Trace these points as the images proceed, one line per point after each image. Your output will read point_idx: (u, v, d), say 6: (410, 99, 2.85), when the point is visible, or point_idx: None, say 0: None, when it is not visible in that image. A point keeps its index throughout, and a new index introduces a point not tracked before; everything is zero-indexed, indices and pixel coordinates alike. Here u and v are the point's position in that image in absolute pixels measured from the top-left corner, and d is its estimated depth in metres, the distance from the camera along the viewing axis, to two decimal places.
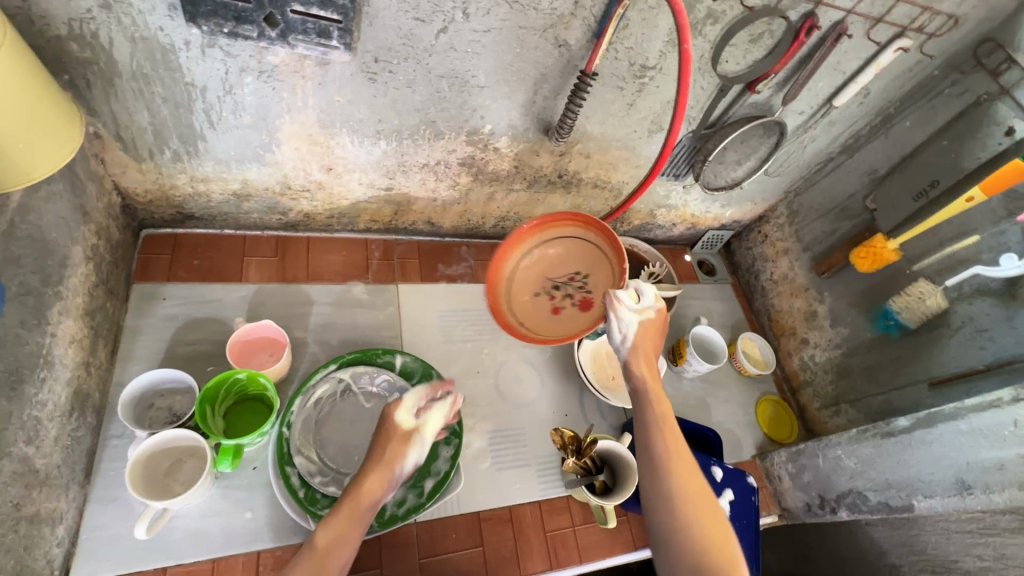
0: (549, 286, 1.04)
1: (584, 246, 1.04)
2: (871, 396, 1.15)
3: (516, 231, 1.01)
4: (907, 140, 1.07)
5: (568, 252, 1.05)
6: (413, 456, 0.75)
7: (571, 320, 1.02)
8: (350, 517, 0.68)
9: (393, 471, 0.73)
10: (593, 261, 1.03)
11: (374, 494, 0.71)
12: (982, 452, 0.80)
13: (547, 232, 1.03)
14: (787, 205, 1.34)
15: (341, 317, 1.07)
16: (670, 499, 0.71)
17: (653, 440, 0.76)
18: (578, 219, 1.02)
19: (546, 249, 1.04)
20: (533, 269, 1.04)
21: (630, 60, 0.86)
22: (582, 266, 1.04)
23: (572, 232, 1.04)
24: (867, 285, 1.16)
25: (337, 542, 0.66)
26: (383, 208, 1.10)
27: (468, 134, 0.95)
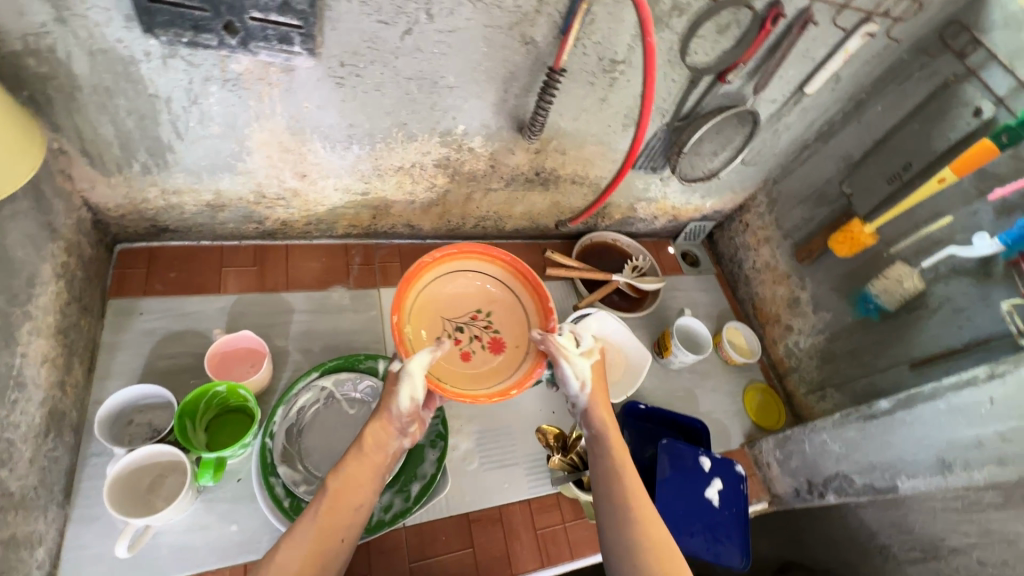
0: (449, 329, 0.88)
1: (485, 280, 0.93)
2: (855, 380, 1.16)
3: (415, 265, 0.87)
4: (879, 124, 1.08)
5: (467, 289, 0.92)
6: (406, 395, 0.74)
7: (486, 369, 0.86)
8: (347, 472, 0.70)
9: (387, 416, 0.74)
10: (494, 297, 0.92)
11: (368, 432, 0.73)
12: (961, 430, 0.81)
13: (443, 265, 0.90)
14: (766, 193, 1.35)
15: (323, 324, 1.06)
16: (631, 540, 0.72)
17: (615, 484, 0.77)
18: (475, 247, 0.91)
19: (443, 284, 0.91)
20: (429, 310, 0.89)
21: (598, 55, 0.86)
22: (486, 303, 0.92)
23: (467, 263, 0.92)
24: (846, 270, 1.17)
25: (335, 504, 0.67)
26: (361, 213, 1.09)
27: (441, 135, 0.95)
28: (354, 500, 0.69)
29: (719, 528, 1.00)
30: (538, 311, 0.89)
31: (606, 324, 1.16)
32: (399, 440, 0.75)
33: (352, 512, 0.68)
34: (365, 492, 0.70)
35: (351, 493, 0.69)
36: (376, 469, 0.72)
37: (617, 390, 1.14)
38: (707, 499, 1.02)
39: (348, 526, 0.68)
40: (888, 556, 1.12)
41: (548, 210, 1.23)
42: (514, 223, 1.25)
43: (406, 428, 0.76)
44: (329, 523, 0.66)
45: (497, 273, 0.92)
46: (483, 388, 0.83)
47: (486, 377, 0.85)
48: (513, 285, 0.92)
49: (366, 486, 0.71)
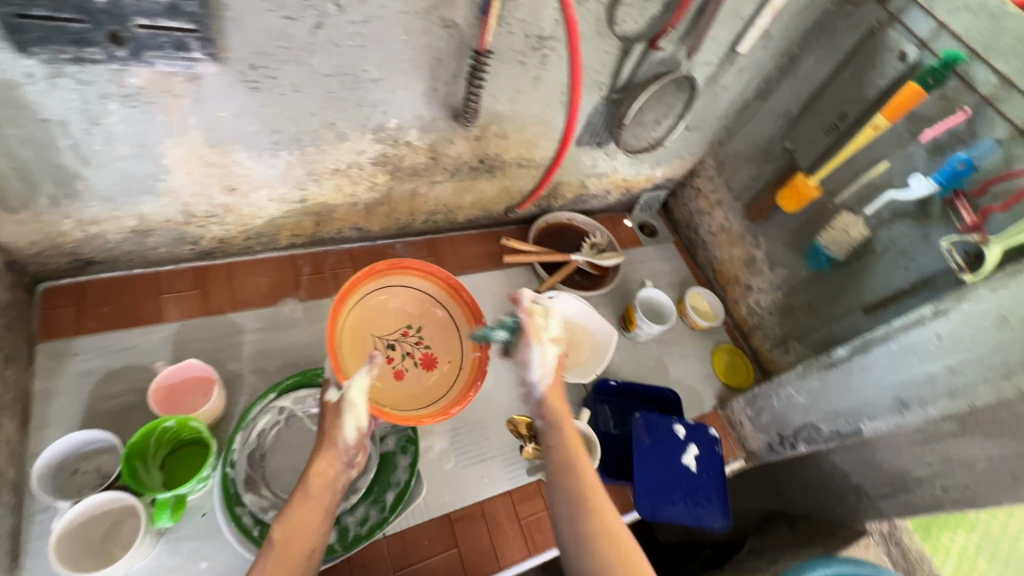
0: (380, 346, 0.89)
1: (416, 296, 0.95)
2: (814, 330, 1.18)
3: (352, 280, 0.86)
4: (813, 77, 1.09)
5: (398, 304, 0.93)
6: (352, 424, 0.71)
7: (420, 384, 0.89)
8: (297, 515, 0.66)
9: (334, 448, 0.70)
10: (424, 312, 0.95)
11: (315, 470, 0.69)
12: (914, 369, 0.84)
13: (374, 282, 0.91)
14: (713, 156, 1.36)
15: (277, 341, 1.02)
16: (587, 540, 0.69)
17: (572, 482, 0.74)
18: (407, 263, 0.93)
19: (373, 300, 0.91)
20: (361, 327, 0.88)
21: (525, 32, 0.83)
22: (417, 319, 0.94)
23: (396, 280, 0.93)
24: (796, 225, 1.18)
25: (284, 551, 0.63)
26: (303, 221, 1.05)
27: (374, 131, 0.90)
28: (307, 542, 0.65)
29: (699, 492, 1.02)
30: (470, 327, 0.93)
31: (568, 305, 1.15)
32: (346, 471, 0.72)
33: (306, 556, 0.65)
34: (316, 532, 0.67)
35: (300, 537, 0.65)
36: (327, 506, 0.69)
37: (585, 370, 1.12)
38: (685, 466, 1.03)
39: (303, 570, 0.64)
40: (861, 494, 1.16)
41: (498, 196, 1.20)
42: (465, 214, 1.22)
43: (353, 457, 0.73)
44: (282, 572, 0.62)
45: (428, 289, 0.95)
46: (419, 406, 0.86)
47: (419, 393, 0.88)
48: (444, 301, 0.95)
49: (318, 524, 0.67)
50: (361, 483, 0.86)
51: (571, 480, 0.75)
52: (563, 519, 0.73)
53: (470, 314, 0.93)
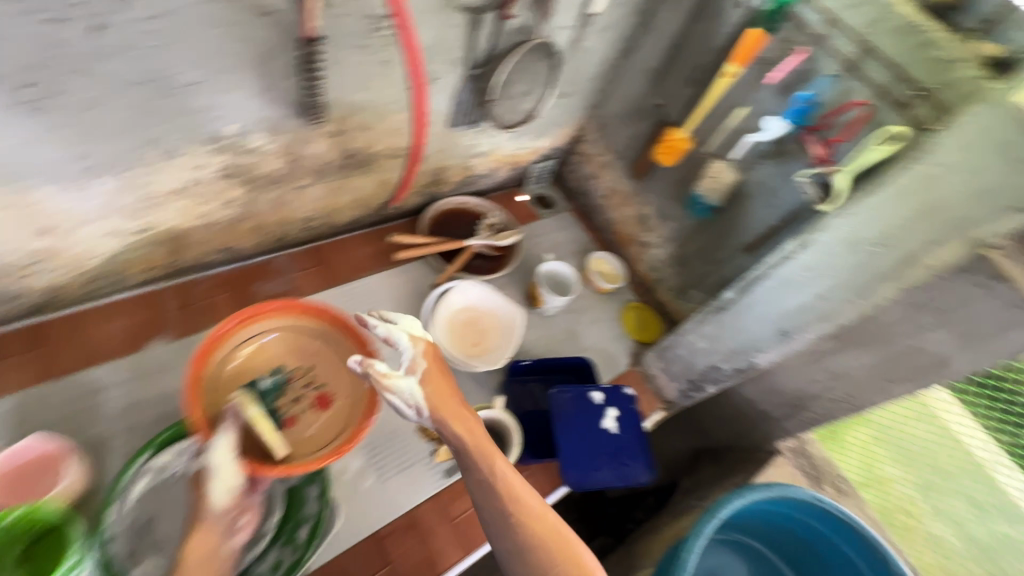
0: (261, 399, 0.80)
1: (303, 335, 0.85)
2: (707, 276, 1.23)
3: (216, 328, 0.76)
4: (668, 32, 1.11)
5: (276, 351, 0.83)
6: (222, 486, 0.63)
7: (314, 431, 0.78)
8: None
9: (210, 517, 0.63)
10: (316, 350, 0.85)
11: (194, 544, 0.61)
12: (790, 300, 0.89)
13: (241, 332, 0.80)
14: (593, 120, 1.36)
15: (149, 391, 0.91)
16: (522, 550, 0.71)
17: (494, 498, 0.73)
18: (280, 306, 0.82)
19: (246, 350, 0.80)
20: (235, 384, 0.78)
21: (359, 13, 0.76)
22: (304, 361, 0.84)
23: (273, 324, 0.83)
24: (676, 178, 1.22)
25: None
26: (153, 253, 0.92)
27: (211, 142, 0.80)
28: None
29: (622, 452, 1.04)
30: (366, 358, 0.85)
31: (470, 292, 1.13)
32: (228, 542, 0.65)
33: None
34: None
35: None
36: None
37: (496, 355, 1.10)
38: (606, 430, 1.05)
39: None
40: (769, 419, 1.25)
41: (378, 191, 1.13)
42: (347, 215, 1.14)
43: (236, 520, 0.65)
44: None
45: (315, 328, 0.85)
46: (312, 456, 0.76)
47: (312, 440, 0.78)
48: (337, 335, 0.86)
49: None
50: (268, 527, 0.80)
51: (491, 495, 0.74)
52: (495, 531, 0.74)
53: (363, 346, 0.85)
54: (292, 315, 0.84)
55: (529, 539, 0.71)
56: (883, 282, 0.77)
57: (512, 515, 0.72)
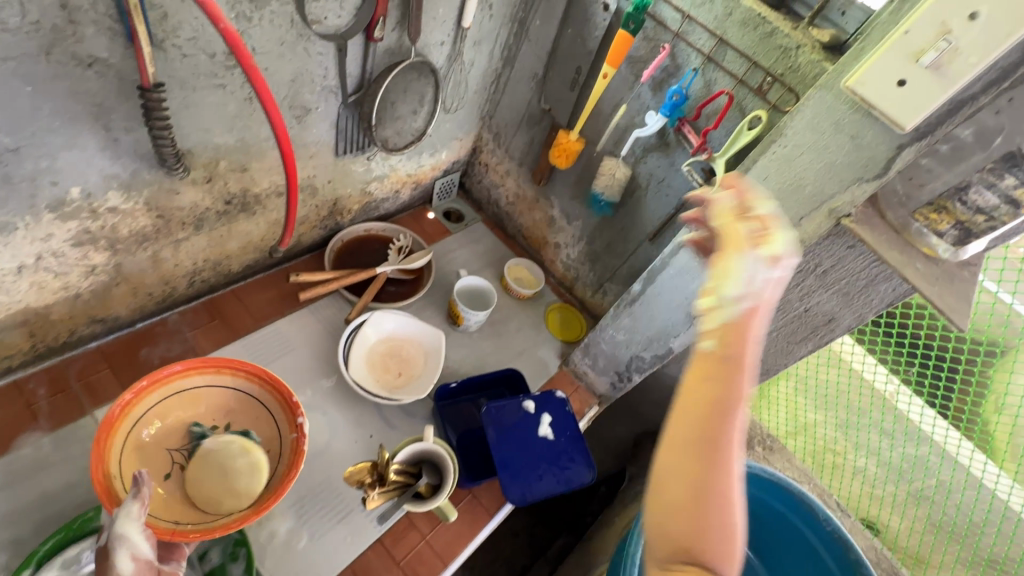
0: (180, 460, 0.79)
1: (219, 392, 0.84)
2: (619, 268, 1.27)
3: (120, 401, 0.74)
4: (544, 38, 1.12)
5: (192, 410, 0.82)
6: (124, 558, 0.59)
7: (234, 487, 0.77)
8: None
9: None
10: (236, 406, 0.85)
11: None
12: (691, 285, 0.93)
13: (150, 397, 0.78)
14: (488, 130, 1.36)
15: (23, 497, 0.79)
16: (682, 507, 0.51)
17: (700, 433, 0.52)
18: (186, 367, 0.80)
19: (159, 414, 0.79)
20: (151, 448, 0.77)
21: (205, 52, 0.70)
22: (225, 415, 0.84)
23: (183, 383, 0.81)
24: (575, 178, 1.24)
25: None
26: (7, 339, 0.81)
27: (53, 209, 0.71)
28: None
29: (562, 456, 1.05)
30: (287, 409, 0.84)
31: (384, 323, 1.09)
32: None
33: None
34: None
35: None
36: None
37: (422, 384, 1.06)
38: (544, 437, 1.05)
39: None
40: None
41: (271, 232, 1.07)
42: (239, 261, 1.06)
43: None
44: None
45: (231, 382, 0.84)
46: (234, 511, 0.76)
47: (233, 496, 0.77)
48: (256, 389, 0.85)
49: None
50: None
51: (693, 428, 0.52)
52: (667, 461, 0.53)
53: (280, 395, 0.84)
54: (205, 374, 0.83)
55: (710, 509, 0.51)
56: None
57: (717, 466, 0.51)
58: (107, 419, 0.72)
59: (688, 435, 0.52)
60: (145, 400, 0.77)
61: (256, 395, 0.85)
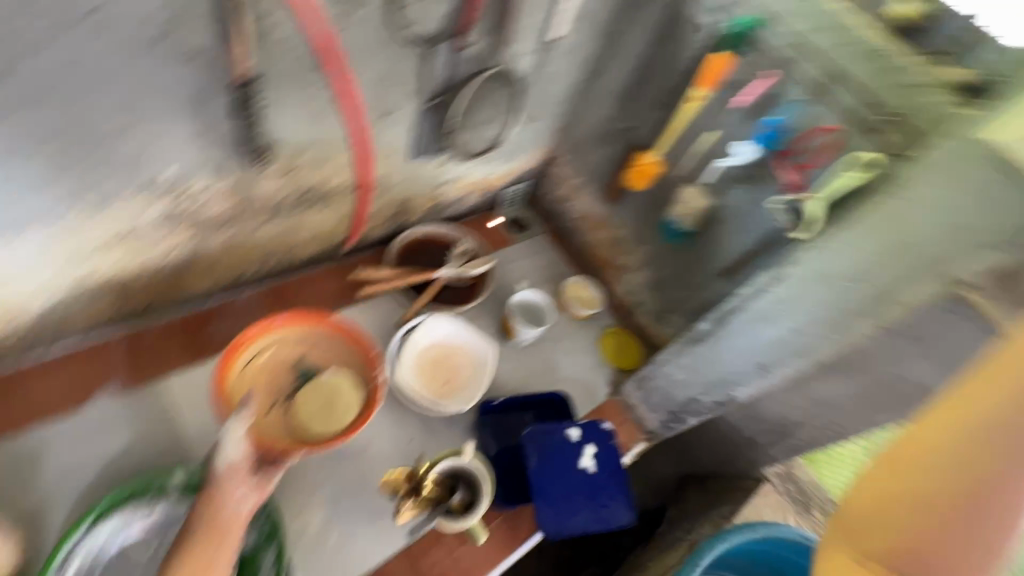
0: (281, 395, 0.90)
1: (314, 342, 0.94)
2: (684, 301, 1.20)
3: (240, 336, 0.86)
4: (634, 53, 1.07)
5: (294, 354, 0.93)
6: (224, 459, 0.69)
7: (322, 420, 0.89)
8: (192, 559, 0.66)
9: (220, 484, 0.69)
10: (328, 355, 0.94)
11: (209, 508, 0.67)
12: (764, 334, 0.86)
13: (263, 337, 0.89)
14: (564, 142, 1.32)
15: (88, 452, 0.84)
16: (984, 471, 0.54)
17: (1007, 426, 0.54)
18: (290, 319, 0.90)
19: (269, 353, 0.90)
20: (258, 380, 0.89)
21: (298, 50, 0.71)
22: (319, 363, 0.94)
23: (287, 331, 0.91)
24: (649, 201, 1.18)
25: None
26: (95, 304, 0.87)
27: (145, 189, 0.74)
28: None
29: (601, 492, 1.00)
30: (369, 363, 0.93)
31: (437, 329, 1.09)
32: (241, 504, 0.69)
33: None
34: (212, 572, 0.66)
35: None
36: (223, 550, 0.67)
37: (467, 395, 1.06)
38: (583, 470, 1.00)
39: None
40: (755, 445, 1.20)
41: (341, 226, 1.09)
42: (308, 250, 1.09)
43: (242, 486, 0.70)
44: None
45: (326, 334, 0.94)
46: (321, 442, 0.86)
47: (322, 427, 0.89)
48: (345, 343, 0.94)
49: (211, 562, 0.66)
50: None
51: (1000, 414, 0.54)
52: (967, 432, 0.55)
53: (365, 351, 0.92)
54: (306, 325, 0.92)
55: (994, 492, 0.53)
56: (860, 317, 0.74)
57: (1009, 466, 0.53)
58: (229, 352, 0.85)
59: (952, 442, 0.55)
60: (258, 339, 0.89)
61: (345, 348, 0.94)
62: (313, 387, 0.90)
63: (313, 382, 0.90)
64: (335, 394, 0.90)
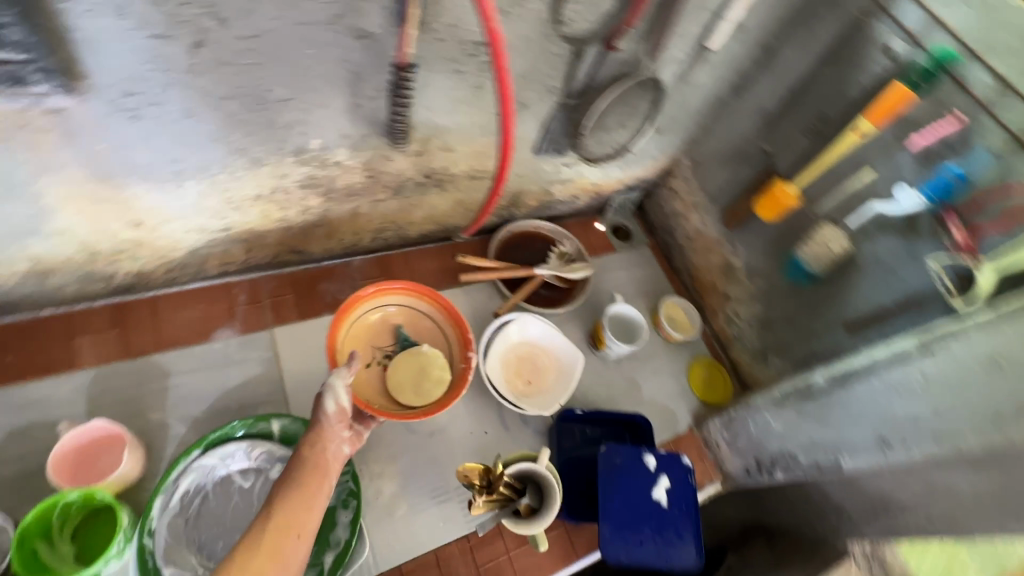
0: (378, 357, 0.96)
1: (416, 314, 1.01)
2: (794, 346, 1.11)
3: (357, 294, 0.95)
4: (791, 73, 0.99)
5: (397, 321, 1.00)
6: (332, 401, 0.73)
7: (413, 389, 0.92)
8: (296, 492, 0.64)
9: (325, 425, 0.71)
10: (426, 328, 1.01)
11: (307, 448, 0.68)
12: (897, 407, 0.77)
13: (374, 302, 0.98)
14: (689, 156, 1.25)
15: (206, 383, 0.93)
16: None
17: None
18: (404, 288, 0.99)
19: (375, 318, 0.98)
20: (363, 338, 0.96)
21: (457, 39, 0.72)
22: (416, 334, 1.00)
23: (396, 300, 1.00)
24: (775, 232, 1.09)
25: (264, 527, 0.61)
26: (230, 249, 0.94)
27: (294, 154, 0.79)
28: (297, 521, 0.62)
29: (670, 528, 0.95)
30: (462, 342, 0.98)
31: (530, 328, 1.08)
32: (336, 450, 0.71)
33: (294, 539, 0.61)
34: (309, 511, 0.64)
35: (293, 514, 0.62)
36: (320, 493, 0.66)
37: (549, 399, 1.04)
38: (655, 501, 0.96)
39: (291, 548, 0.60)
40: (844, 515, 1.06)
41: (453, 211, 1.11)
42: (419, 229, 1.12)
43: (343, 432, 0.73)
44: (272, 544, 0.60)
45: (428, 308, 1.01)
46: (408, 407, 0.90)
47: (411, 396, 0.92)
48: (444, 320, 1.00)
49: (309, 502, 0.64)
50: None
51: None
52: None
53: (461, 331, 0.98)
54: (414, 296, 1.00)
55: None
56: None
57: None
58: (345, 305, 0.93)
59: None
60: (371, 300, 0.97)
61: (442, 325, 1.01)
62: (408, 356, 0.95)
63: (409, 351, 0.95)
64: (427, 365, 0.94)
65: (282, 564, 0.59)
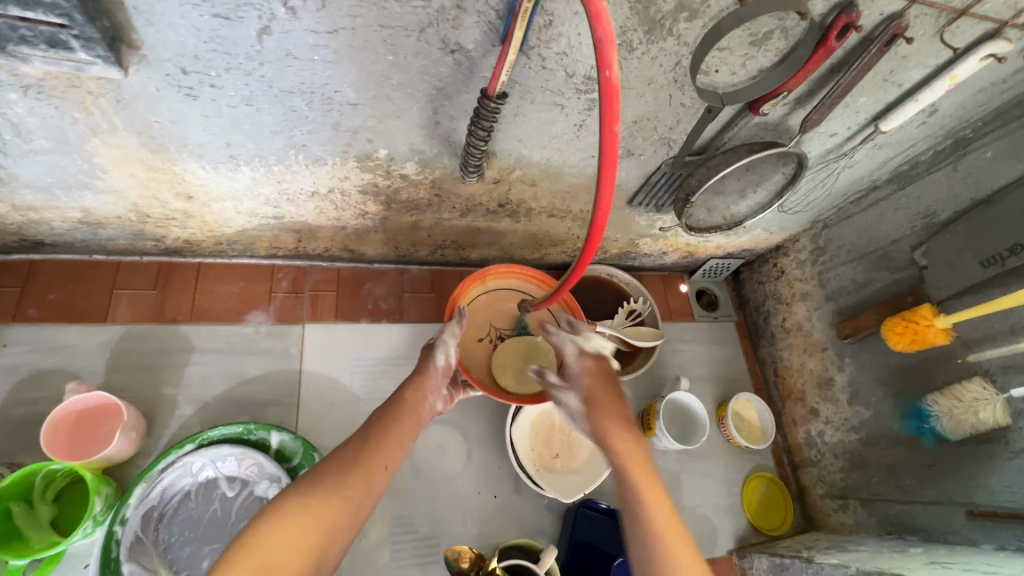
0: (494, 335, 0.92)
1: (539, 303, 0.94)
2: (888, 502, 0.90)
3: (488, 270, 0.92)
4: (984, 178, 0.76)
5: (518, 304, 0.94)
6: (443, 354, 0.81)
7: (512, 374, 0.87)
8: (395, 424, 0.70)
9: (431, 374, 0.78)
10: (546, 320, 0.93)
11: (410, 392, 0.75)
12: None
13: (503, 280, 0.94)
14: (812, 238, 1.05)
15: (225, 367, 0.88)
16: None
17: None
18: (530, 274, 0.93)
19: (499, 295, 0.94)
20: (482, 312, 0.93)
21: (566, 70, 0.59)
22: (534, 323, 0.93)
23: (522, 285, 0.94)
24: (902, 363, 0.88)
25: (357, 455, 0.63)
26: (281, 236, 0.88)
27: (358, 159, 0.70)
28: (387, 457, 0.66)
29: None
30: None
31: None
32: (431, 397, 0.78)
33: (383, 469, 0.64)
34: (396, 451, 0.67)
35: (386, 448, 0.66)
36: (405, 441, 0.70)
37: (574, 485, 0.91)
38: None
39: (379, 479, 0.63)
40: None
41: (524, 242, 0.99)
42: (481, 252, 1.02)
43: (441, 389, 0.79)
44: (365, 471, 0.62)
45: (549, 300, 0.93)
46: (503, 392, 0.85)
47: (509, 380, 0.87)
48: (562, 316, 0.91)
49: (396, 444, 0.68)
50: None
51: None
52: None
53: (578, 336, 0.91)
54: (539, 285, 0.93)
55: None
56: None
57: None
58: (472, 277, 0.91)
59: None
60: (499, 278, 0.94)
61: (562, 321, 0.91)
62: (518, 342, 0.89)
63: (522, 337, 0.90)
64: (533, 357, 0.87)
65: (368, 493, 0.62)
